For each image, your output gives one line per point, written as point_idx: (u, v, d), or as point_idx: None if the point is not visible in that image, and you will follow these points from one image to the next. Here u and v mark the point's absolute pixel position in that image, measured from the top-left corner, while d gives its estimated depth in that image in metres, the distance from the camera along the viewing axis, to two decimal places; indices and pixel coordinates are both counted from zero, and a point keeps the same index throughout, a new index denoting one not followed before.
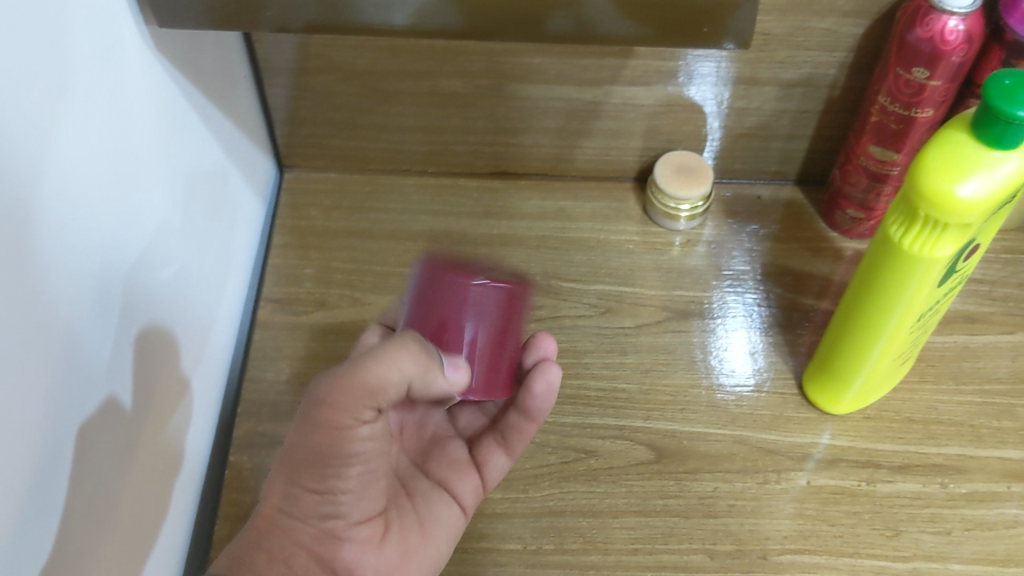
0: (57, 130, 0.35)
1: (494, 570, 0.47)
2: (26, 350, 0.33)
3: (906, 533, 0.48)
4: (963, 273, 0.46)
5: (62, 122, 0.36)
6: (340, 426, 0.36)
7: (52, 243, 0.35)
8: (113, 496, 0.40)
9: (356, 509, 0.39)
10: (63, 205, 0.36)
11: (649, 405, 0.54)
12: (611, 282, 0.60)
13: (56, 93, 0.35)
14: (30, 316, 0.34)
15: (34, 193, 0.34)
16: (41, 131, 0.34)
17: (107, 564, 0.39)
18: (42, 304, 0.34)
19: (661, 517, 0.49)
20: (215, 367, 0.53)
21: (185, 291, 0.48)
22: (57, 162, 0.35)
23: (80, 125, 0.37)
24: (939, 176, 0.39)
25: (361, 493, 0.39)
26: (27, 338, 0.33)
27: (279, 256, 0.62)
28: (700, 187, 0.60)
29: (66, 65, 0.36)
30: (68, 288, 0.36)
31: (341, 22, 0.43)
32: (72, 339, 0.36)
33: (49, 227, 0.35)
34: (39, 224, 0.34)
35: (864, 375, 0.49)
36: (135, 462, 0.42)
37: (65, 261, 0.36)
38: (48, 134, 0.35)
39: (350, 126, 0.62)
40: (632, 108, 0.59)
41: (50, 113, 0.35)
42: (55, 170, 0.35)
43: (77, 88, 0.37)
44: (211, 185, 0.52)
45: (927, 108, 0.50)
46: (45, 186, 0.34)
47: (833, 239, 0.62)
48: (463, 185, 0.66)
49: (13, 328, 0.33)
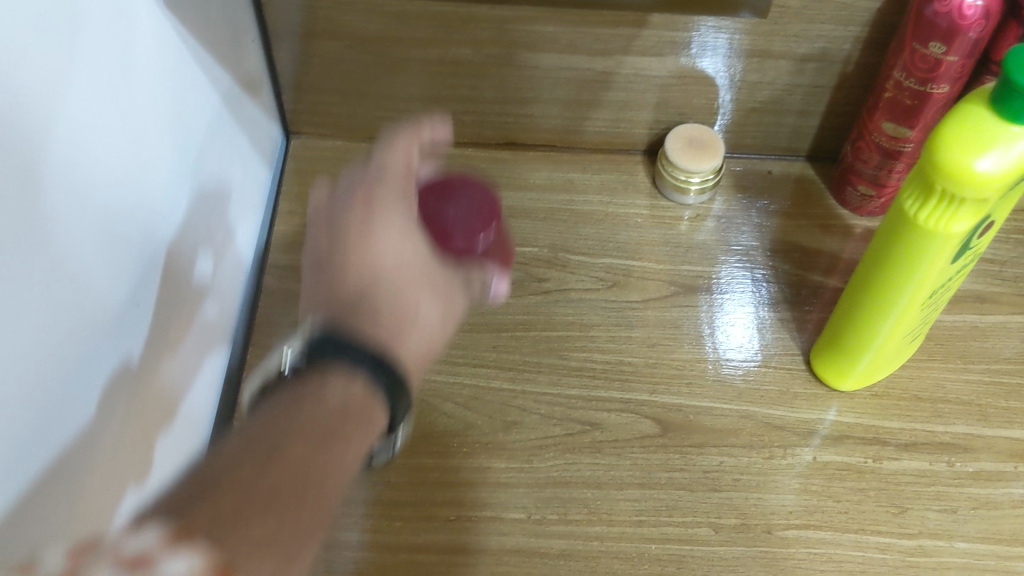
0: (69, 83, 0.35)
1: (498, 539, 0.47)
2: (39, 302, 0.33)
3: (912, 511, 0.48)
4: (977, 250, 0.45)
5: (76, 73, 0.36)
6: (336, 211, 0.41)
7: (66, 190, 0.35)
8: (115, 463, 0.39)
9: (410, 273, 0.40)
10: (75, 158, 0.36)
11: (656, 378, 0.53)
12: (619, 255, 0.60)
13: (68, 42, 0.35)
14: (41, 264, 0.33)
15: (48, 141, 0.34)
16: (56, 82, 0.34)
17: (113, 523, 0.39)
18: (54, 251, 0.34)
19: (665, 490, 0.49)
20: (220, 328, 0.52)
21: (190, 255, 0.48)
22: (72, 116, 0.35)
23: (94, 80, 0.37)
24: (956, 150, 0.38)
25: (420, 252, 0.41)
26: (39, 287, 0.33)
27: (284, 222, 0.61)
28: (711, 161, 0.59)
29: (81, 15, 0.36)
30: (79, 239, 0.36)
31: None
32: (82, 291, 0.36)
33: (62, 174, 0.35)
34: (52, 171, 0.34)
35: (873, 351, 0.49)
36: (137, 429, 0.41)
37: (77, 213, 0.36)
38: (64, 85, 0.35)
39: (357, 93, 0.61)
40: (644, 80, 0.58)
41: (64, 62, 0.35)
42: (70, 119, 0.35)
43: (90, 41, 0.37)
44: (218, 146, 0.52)
45: (943, 85, 0.49)
46: (59, 135, 0.34)
47: (843, 216, 0.61)
48: (471, 155, 0.65)
49: (29, 284, 0.33)
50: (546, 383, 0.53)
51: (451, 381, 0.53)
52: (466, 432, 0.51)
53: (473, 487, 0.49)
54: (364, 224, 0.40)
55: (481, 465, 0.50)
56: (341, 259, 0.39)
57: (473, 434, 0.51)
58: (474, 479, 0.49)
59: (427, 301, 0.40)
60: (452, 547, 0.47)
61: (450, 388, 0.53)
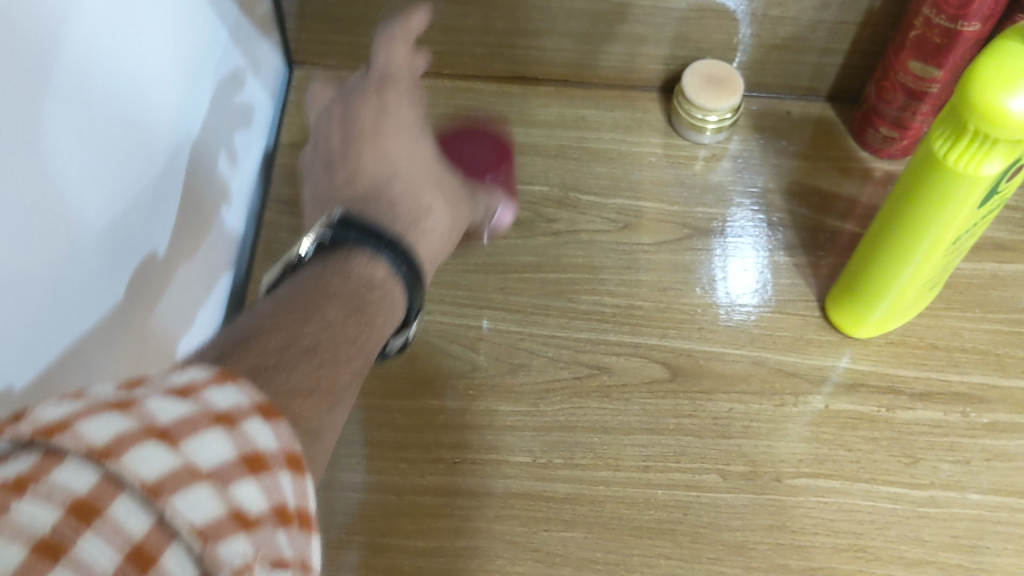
0: (76, 7, 0.34)
1: (503, 482, 0.46)
2: (34, 227, 0.33)
3: (924, 461, 0.47)
4: (1005, 194, 0.43)
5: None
6: (354, 124, 0.44)
7: (66, 116, 0.34)
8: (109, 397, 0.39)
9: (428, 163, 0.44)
10: (76, 86, 0.35)
11: (666, 323, 0.52)
12: (631, 196, 0.58)
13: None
14: (37, 189, 0.33)
15: (50, 64, 0.33)
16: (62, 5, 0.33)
17: None
18: (51, 180, 0.34)
19: (673, 436, 0.48)
20: (222, 264, 0.52)
21: (194, 192, 0.47)
22: (77, 43, 0.34)
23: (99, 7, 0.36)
24: (990, 89, 0.36)
25: (430, 150, 0.45)
26: (35, 214, 0.33)
27: (286, 156, 0.59)
28: (730, 99, 0.57)
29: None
30: (79, 168, 0.35)
31: None
32: (79, 220, 0.36)
33: (63, 101, 0.34)
34: (53, 96, 0.33)
35: (891, 298, 0.48)
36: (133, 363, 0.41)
37: (77, 142, 0.35)
38: (71, 9, 0.34)
39: (362, 22, 0.59)
40: (661, 12, 0.56)
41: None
42: (70, 45, 0.34)
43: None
44: (222, 78, 0.50)
45: (974, 23, 0.47)
46: (60, 61, 0.33)
47: (863, 159, 0.59)
48: (480, 89, 0.63)
49: (20, 217, 0.32)
50: (554, 326, 0.52)
51: (457, 322, 0.52)
52: (472, 374, 0.50)
53: (478, 430, 0.48)
54: (377, 121, 0.44)
55: (486, 408, 0.49)
56: (357, 151, 0.43)
57: (479, 376, 0.50)
58: (480, 421, 0.48)
59: (439, 203, 0.43)
60: (456, 490, 0.46)
61: (456, 329, 0.52)
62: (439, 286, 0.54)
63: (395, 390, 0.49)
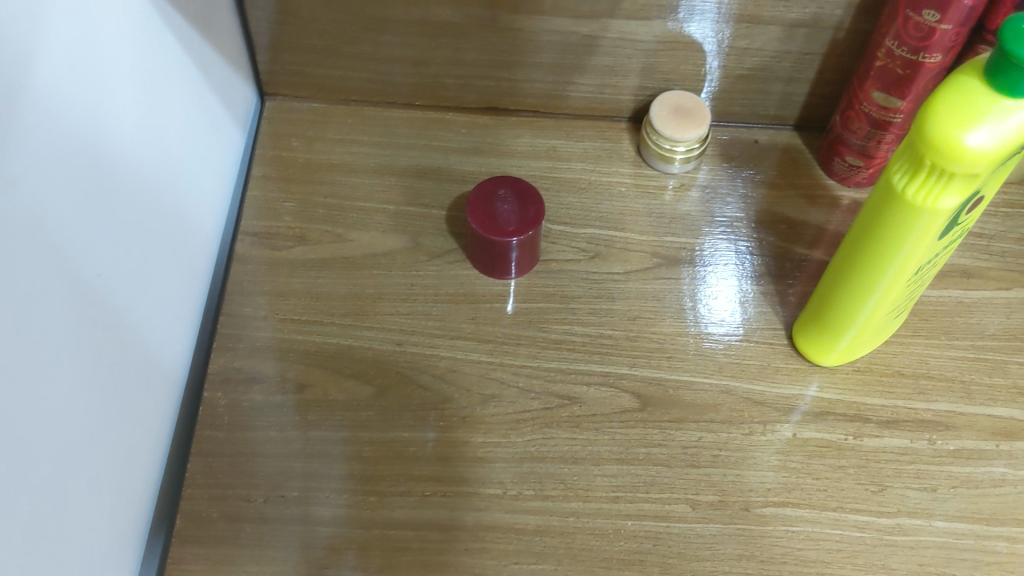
0: (35, 47, 0.35)
1: (473, 514, 0.46)
2: None
3: (891, 489, 0.47)
4: (965, 225, 0.44)
5: (41, 38, 0.35)
6: None
7: (30, 151, 0.35)
8: (79, 435, 0.39)
9: None
10: (39, 122, 0.35)
11: (636, 352, 0.52)
12: (601, 226, 0.58)
13: (31, 4, 0.35)
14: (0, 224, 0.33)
15: (11, 101, 0.33)
16: (20, 45, 0.34)
17: (81, 495, 0.39)
18: (14, 216, 0.34)
19: (643, 466, 0.48)
20: (191, 294, 0.52)
21: (162, 228, 0.47)
22: (37, 81, 0.35)
23: (59, 47, 0.37)
24: (947, 123, 0.37)
25: None
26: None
27: (258, 187, 0.60)
28: (697, 130, 0.58)
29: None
30: (43, 203, 0.36)
31: None
32: (42, 254, 0.36)
33: (26, 136, 0.34)
34: (16, 131, 0.34)
35: (856, 327, 0.48)
36: (102, 398, 0.41)
37: (41, 177, 0.36)
38: (29, 47, 0.35)
39: (334, 54, 0.59)
40: (629, 44, 0.57)
41: (29, 25, 0.34)
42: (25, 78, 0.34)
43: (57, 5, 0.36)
44: (190, 109, 0.51)
45: (935, 54, 0.48)
46: (22, 97, 0.34)
47: (830, 187, 0.60)
48: (452, 120, 0.63)
49: None
50: (525, 356, 0.52)
51: (428, 353, 0.52)
52: (443, 406, 0.50)
53: (448, 462, 0.48)
54: None
55: (457, 439, 0.49)
56: None
57: (450, 407, 0.50)
58: (450, 453, 0.48)
59: None
60: (426, 523, 0.46)
61: (427, 360, 0.52)
62: (411, 317, 0.54)
63: (366, 422, 0.49)
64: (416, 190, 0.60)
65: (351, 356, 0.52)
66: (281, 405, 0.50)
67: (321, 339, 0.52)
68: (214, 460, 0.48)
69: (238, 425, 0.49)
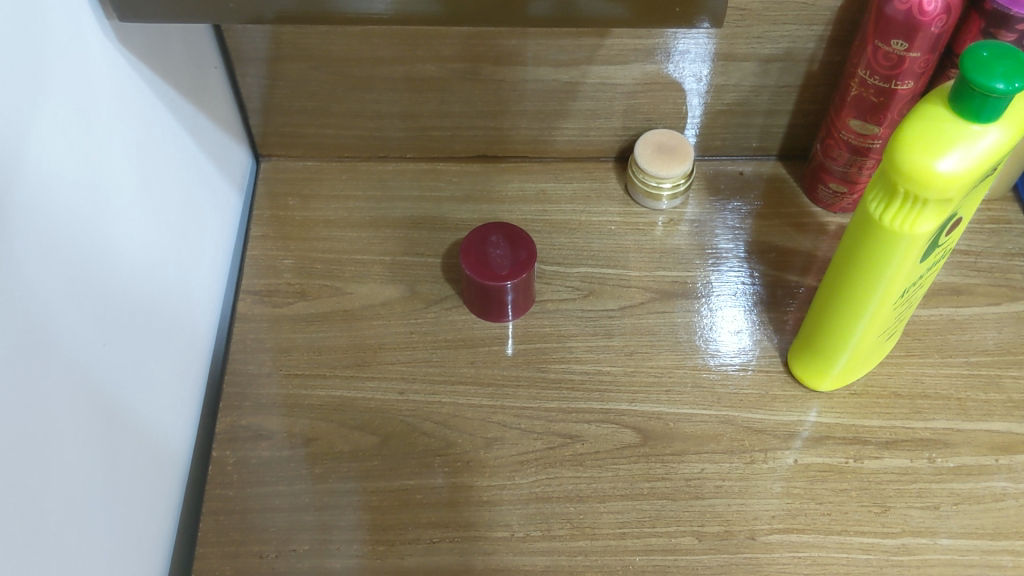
0: (33, 134, 0.36)
1: (483, 557, 0.47)
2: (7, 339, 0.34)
3: (895, 509, 0.48)
4: (946, 246, 0.45)
5: (36, 121, 0.37)
6: None
7: (28, 242, 0.36)
8: (90, 514, 0.39)
9: None
10: (36, 211, 0.36)
11: (635, 387, 0.53)
12: (594, 264, 0.60)
13: (28, 87, 0.36)
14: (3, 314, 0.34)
15: (8, 195, 0.34)
16: (15, 138, 0.35)
17: (94, 555, 0.39)
18: (20, 297, 0.35)
19: (647, 500, 0.49)
20: (196, 354, 0.53)
21: (163, 291, 0.48)
22: (33, 172, 0.36)
23: (55, 130, 0.38)
24: (919, 152, 0.38)
25: None
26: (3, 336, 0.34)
27: (257, 246, 0.61)
28: (681, 165, 0.59)
29: (42, 64, 0.37)
30: (44, 282, 0.37)
31: (321, 13, 0.41)
32: (47, 334, 0.37)
33: (24, 228, 0.36)
34: (14, 223, 0.35)
35: (849, 351, 0.49)
36: (110, 477, 0.41)
37: (41, 263, 0.37)
38: (28, 134, 0.36)
39: (325, 114, 0.61)
40: (610, 88, 0.58)
41: (25, 110, 0.36)
42: (24, 163, 0.36)
43: (51, 88, 0.38)
44: (187, 174, 0.52)
45: (907, 81, 0.49)
46: (18, 190, 0.35)
47: (816, 214, 0.61)
48: (443, 169, 0.65)
49: None
50: (525, 397, 0.53)
51: (430, 400, 0.53)
52: (446, 451, 0.51)
53: (456, 507, 0.49)
54: None
55: (463, 484, 0.50)
56: None
57: (454, 452, 0.51)
58: (458, 498, 0.49)
59: None
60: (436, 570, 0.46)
61: (429, 407, 0.53)
62: (410, 364, 0.55)
63: (373, 472, 0.50)
64: (411, 240, 0.61)
65: (355, 407, 0.53)
66: (289, 459, 0.51)
67: (325, 392, 0.53)
68: (225, 518, 0.49)
69: (247, 482, 0.50)
